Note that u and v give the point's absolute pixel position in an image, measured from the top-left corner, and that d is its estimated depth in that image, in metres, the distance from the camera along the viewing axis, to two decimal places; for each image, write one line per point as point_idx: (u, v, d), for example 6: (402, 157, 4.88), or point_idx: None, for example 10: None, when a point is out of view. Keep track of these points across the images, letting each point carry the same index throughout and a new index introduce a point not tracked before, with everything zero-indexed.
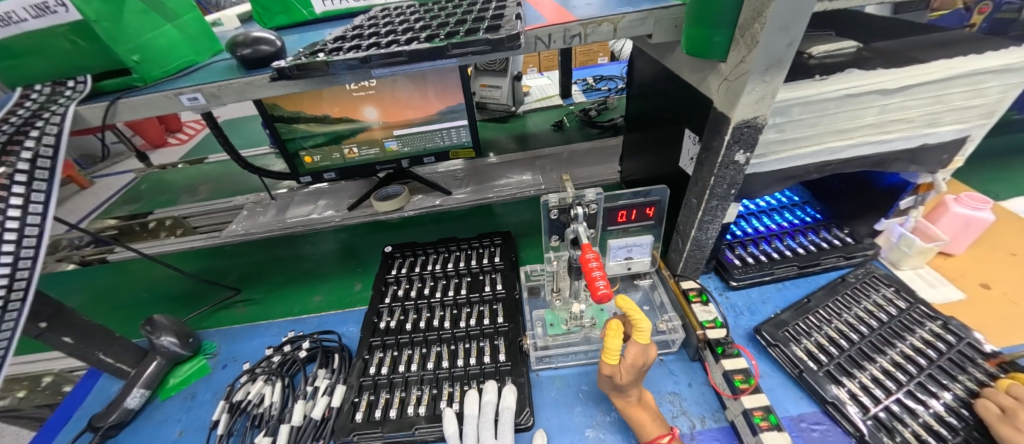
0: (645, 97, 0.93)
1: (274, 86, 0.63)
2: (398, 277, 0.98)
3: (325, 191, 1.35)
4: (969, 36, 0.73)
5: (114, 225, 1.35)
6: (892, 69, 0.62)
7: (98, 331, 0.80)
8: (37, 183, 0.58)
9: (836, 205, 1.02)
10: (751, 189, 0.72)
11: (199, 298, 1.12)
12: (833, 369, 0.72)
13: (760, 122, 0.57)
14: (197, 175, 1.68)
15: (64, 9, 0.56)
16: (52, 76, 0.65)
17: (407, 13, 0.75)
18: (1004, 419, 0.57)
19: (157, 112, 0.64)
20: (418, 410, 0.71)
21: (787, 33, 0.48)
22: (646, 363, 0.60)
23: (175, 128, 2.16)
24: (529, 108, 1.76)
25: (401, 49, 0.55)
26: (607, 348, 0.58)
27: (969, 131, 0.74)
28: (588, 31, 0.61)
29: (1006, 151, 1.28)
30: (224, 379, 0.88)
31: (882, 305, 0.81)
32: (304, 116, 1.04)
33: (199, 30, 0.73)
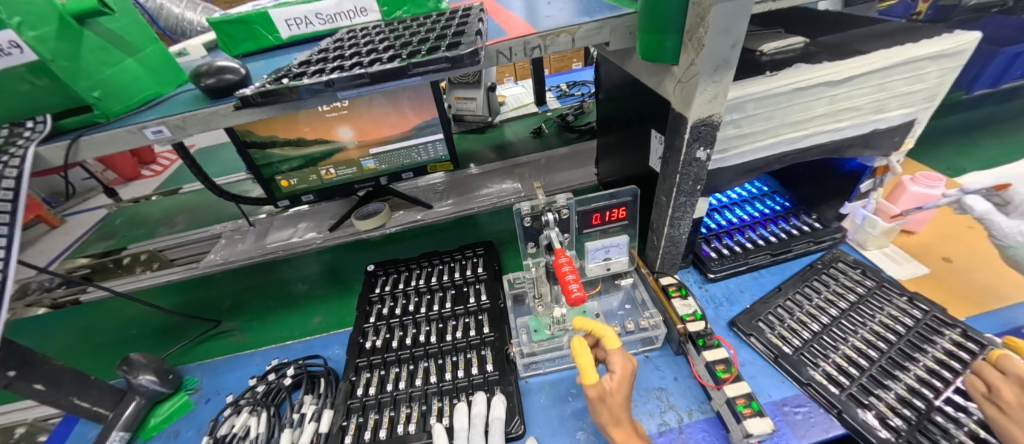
0: (613, 101, 0.96)
1: (239, 114, 0.63)
2: (382, 295, 0.98)
3: (305, 213, 1.34)
4: (907, 25, 0.78)
5: (86, 263, 1.31)
6: (836, 61, 0.66)
7: (70, 376, 0.77)
8: None
9: (803, 193, 1.06)
10: (718, 183, 0.75)
11: (179, 332, 1.09)
12: (807, 352, 0.74)
13: (715, 120, 0.59)
14: (173, 207, 1.64)
15: (19, 51, 0.55)
16: (9, 118, 0.64)
17: (373, 33, 0.76)
18: (990, 400, 0.56)
19: (122, 147, 0.63)
20: (408, 428, 0.71)
21: (730, 36, 0.50)
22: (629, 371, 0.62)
23: (149, 160, 2.12)
24: (506, 117, 1.79)
25: (364, 71, 0.56)
26: (585, 367, 0.58)
27: (916, 115, 0.78)
28: (547, 43, 0.63)
29: (959, 129, 1.35)
30: (207, 414, 0.85)
31: (849, 286, 0.85)
32: (280, 140, 1.04)
33: (161, 62, 0.72)
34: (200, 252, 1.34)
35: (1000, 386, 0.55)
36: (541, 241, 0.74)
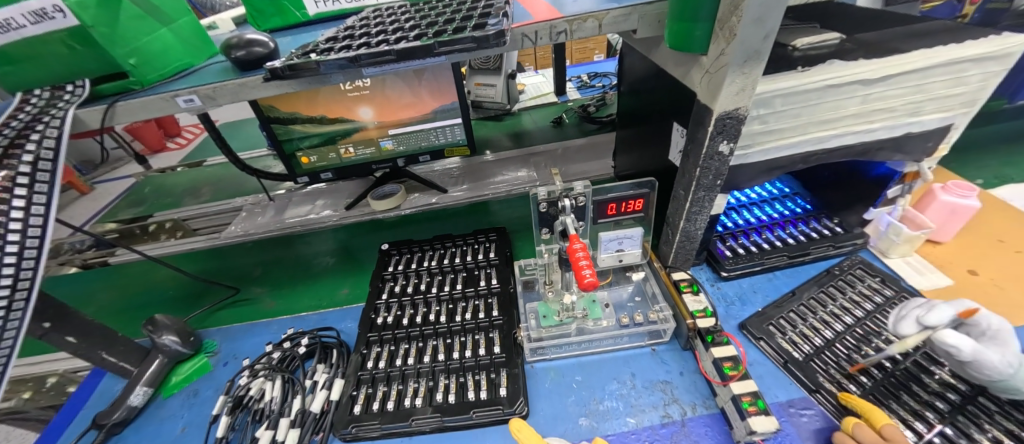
0: (636, 93, 0.94)
1: (267, 87, 0.64)
2: (395, 273, 1.00)
3: (323, 191, 1.37)
4: (952, 25, 0.75)
5: (114, 228, 1.36)
6: (873, 59, 0.63)
7: (100, 331, 0.82)
8: (38, 185, 0.60)
9: (825, 196, 1.03)
10: (738, 180, 0.74)
11: (199, 297, 1.14)
12: (818, 359, 0.73)
13: (741, 113, 0.58)
14: (197, 178, 1.69)
15: (62, 15, 0.57)
16: (52, 81, 0.67)
17: (399, 13, 0.76)
18: None
19: (155, 114, 0.65)
20: (415, 402, 0.73)
21: (764, 26, 0.49)
22: None
23: (174, 133, 2.18)
24: (525, 106, 1.78)
25: (389, 48, 0.56)
26: None
27: (953, 120, 0.75)
28: (573, 28, 0.62)
29: (997, 139, 1.29)
30: (225, 377, 0.89)
31: (867, 294, 0.83)
32: (301, 117, 1.06)
33: (192, 33, 0.74)
34: (221, 223, 1.38)
35: None
36: (555, 227, 0.74)
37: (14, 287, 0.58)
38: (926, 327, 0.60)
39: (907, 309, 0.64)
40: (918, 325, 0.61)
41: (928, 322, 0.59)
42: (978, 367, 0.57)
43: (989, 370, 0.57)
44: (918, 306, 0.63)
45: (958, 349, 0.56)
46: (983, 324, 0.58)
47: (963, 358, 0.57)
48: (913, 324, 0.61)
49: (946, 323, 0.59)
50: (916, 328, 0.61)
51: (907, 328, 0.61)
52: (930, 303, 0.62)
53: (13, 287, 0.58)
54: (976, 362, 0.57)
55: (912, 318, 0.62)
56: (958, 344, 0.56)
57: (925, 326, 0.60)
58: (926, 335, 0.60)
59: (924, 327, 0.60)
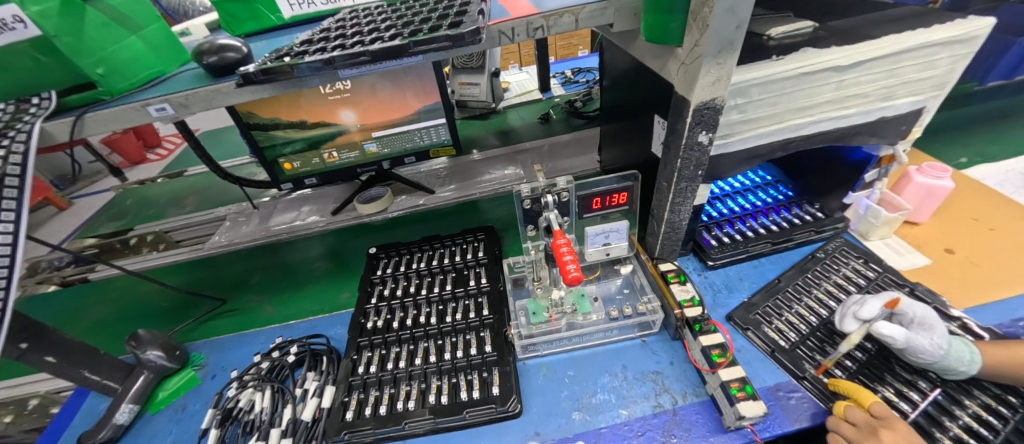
0: (618, 86, 0.95)
1: (241, 92, 0.63)
2: (384, 277, 0.99)
3: (308, 197, 1.35)
4: (920, 11, 0.76)
5: (94, 243, 1.33)
6: (844, 46, 0.65)
7: (80, 349, 0.79)
8: (6, 202, 0.59)
9: (806, 182, 1.05)
10: (720, 170, 0.74)
11: (184, 310, 1.12)
12: (804, 346, 0.75)
13: (718, 103, 0.59)
14: (179, 189, 1.65)
15: (23, 25, 0.55)
16: (15, 93, 0.64)
17: (376, 13, 0.76)
18: None
19: (126, 125, 0.64)
20: (408, 405, 0.72)
21: (735, 16, 0.50)
22: None
23: (154, 143, 2.12)
24: (510, 103, 1.77)
25: (364, 49, 0.56)
26: None
27: (925, 103, 0.77)
28: (550, 23, 0.62)
29: (969, 120, 1.32)
30: (213, 389, 0.88)
31: (851, 277, 0.85)
32: (283, 122, 1.04)
33: (165, 41, 0.72)
34: (204, 234, 1.35)
35: (855, 438, 0.57)
36: (541, 223, 0.74)
37: None
38: (864, 321, 0.66)
39: (846, 306, 0.70)
40: (857, 320, 0.67)
41: (863, 316, 0.65)
42: (913, 352, 0.64)
43: (923, 354, 0.63)
44: (854, 302, 0.69)
45: (893, 338, 0.63)
46: (910, 313, 0.66)
47: (898, 346, 0.64)
48: (853, 320, 0.67)
49: (878, 315, 0.65)
50: (856, 323, 0.67)
51: (849, 324, 0.67)
52: (862, 298, 0.69)
53: None
54: (910, 348, 0.63)
55: (851, 314, 0.68)
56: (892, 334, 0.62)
57: (862, 320, 0.66)
58: (866, 328, 0.66)
59: (862, 322, 0.66)
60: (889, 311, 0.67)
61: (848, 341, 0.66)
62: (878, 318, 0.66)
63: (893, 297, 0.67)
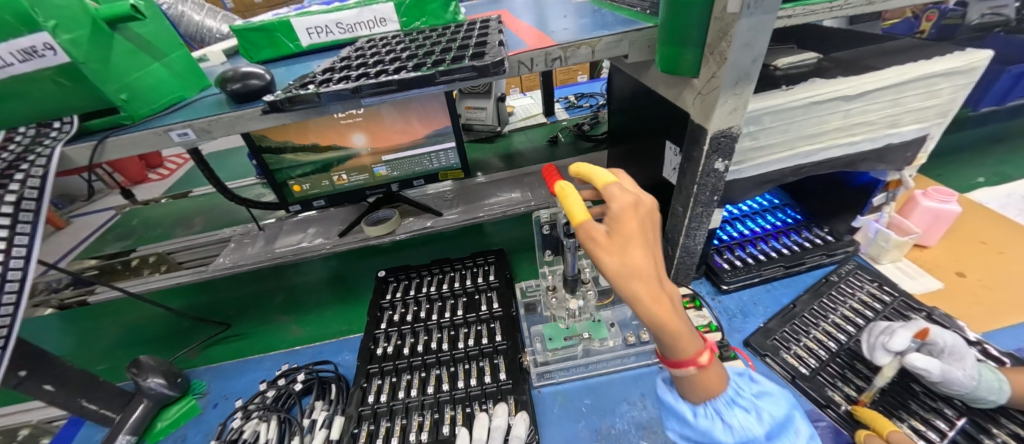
0: (626, 112, 0.97)
1: (264, 118, 0.64)
2: (393, 301, 0.97)
3: (314, 218, 1.35)
4: (916, 43, 0.79)
5: (94, 265, 1.31)
6: (851, 77, 0.67)
7: (81, 376, 0.77)
8: (21, 226, 0.58)
9: (813, 206, 1.06)
10: (733, 195, 0.75)
11: (188, 335, 1.09)
12: (824, 372, 0.73)
13: (735, 131, 0.60)
14: (183, 210, 1.64)
15: (53, 53, 0.56)
16: (35, 118, 0.64)
17: (393, 43, 0.78)
18: None
19: (146, 149, 0.64)
20: (420, 436, 0.70)
21: (752, 50, 0.51)
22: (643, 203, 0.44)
23: (156, 164, 2.13)
24: (514, 127, 1.80)
25: (390, 78, 0.57)
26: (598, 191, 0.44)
27: (929, 130, 0.79)
28: (568, 54, 0.64)
29: (969, 143, 1.35)
30: (216, 419, 0.85)
31: (866, 302, 0.84)
32: (292, 146, 1.05)
33: (186, 68, 0.73)
34: (208, 255, 1.34)
35: None
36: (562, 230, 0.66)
37: None
38: (895, 354, 0.66)
39: (874, 336, 0.71)
40: (887, 352, 0.67)
41: (894, 348, 0.65)
42: (947, 384, 0.62)
43: (956, 386, 0.62)
44: (882, 333, 0.70)
45: (928, 371, 0.62)
46: (940, 342, 0.66)
47: (934, 379, 0.63)
48: (884, 352, 0.67)
49: (910, 346, 0.65)
50: (888, 355, 0.67)
51: (880, 356, 0.67)
52: (892, 327, 0.69)
53: None
54: (946, 381, 0.62)
55: (881, 346, 0.68)
56: (926, 367, 0.62)
57: (893, 353, 0.66)
58: (899, 361, 0.66)
59: (893, 354, 0.67)
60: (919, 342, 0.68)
61: (883, 376, 0.67)
62: (909, 349, 0.66)
63: (923, 327, 0.67)
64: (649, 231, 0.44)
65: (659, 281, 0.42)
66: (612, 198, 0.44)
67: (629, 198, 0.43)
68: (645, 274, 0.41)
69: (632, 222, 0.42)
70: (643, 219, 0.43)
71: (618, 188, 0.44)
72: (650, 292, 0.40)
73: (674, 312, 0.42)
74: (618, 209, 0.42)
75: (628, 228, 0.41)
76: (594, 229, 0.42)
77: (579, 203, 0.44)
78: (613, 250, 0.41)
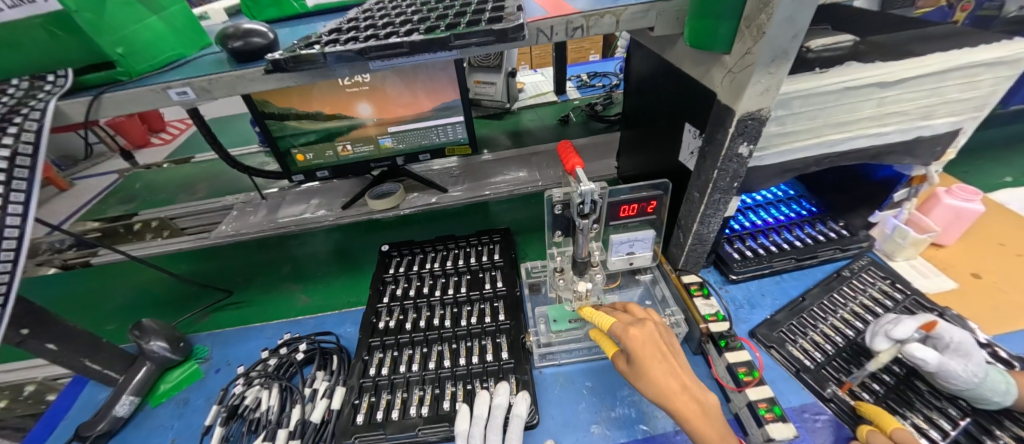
0: (643, 91, 0.93)
1: (268, 80, 0.61)
2: (396, 276, 0.96)
3: (317, 189, 1.33)
4: (959, 29, 0.75)
5: (97, 227, 1.31)
6: (890, 61, 0.63)
7: (83, 337, 0.77)
8: (16, 182, 0.56)
9: (830, 198, 1.03)
10: (752, 183, 0.72)
11: (190, 301, 1.09)
12: (830, 366, 0.73)
13: (764, 114, 0.57)
14: (186, 175, 1.62)
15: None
16: (30, 70, 0.62)
17: (403, 6, 0.74)
18: None
19: (144, 107, 0.61)
20: (421, 411, 0.70)
21: (793, 25, 0.47)
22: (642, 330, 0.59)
23: (158, 127, 2.10)
24: (524, 104, 1.75)
25: (401, 41, 0.53)
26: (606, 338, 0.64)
27: (963, 124, 0.75)
28: (590, 24, 0.60)
29: (995, 141, 1.30)
30: (218, 384, 0.85)
31: (877, 298, 0.82)
32: (294, 112, 1.01)
33: (185, 23, 0.69)
34: (211, 222, 1.33)
35: None
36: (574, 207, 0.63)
37: None
38: (895, 342, 0.64)
39: (878, 325, 0.68)
40: (888, 340, 0.65)
41: (896, 336, 0.63)
42: (945, 377, 0.62)
43: (955, 380, 0.61)
44: (888, 321, 0.67)
45: (924, 361, 0.61)
46: (946, 338, 0.64)
47: (929, 369, 0.62)
48: (884, 339, 0.65)
49: (911, 337, 0.63)
50: (888, 342, 0.65)
51: (878, 343, 0.65)
52: (898, 317, 0.67)
53: None
54: (943, 372, 0.61)
55: (883, 333, 0.66)
56: (925, 357, 0.61)
57: (894, 340, 0.64)
58: (898, 349, 0.64)
59: (893, 342, 0.65)
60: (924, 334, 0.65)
61: (876, 361, 0.66)
62: (911, 339, 0.64)
63: (930, 320, 0.64)
64: (662, 352, 0.58)
65: (685, 389, 0.55)
66: (620, 339, 0.59)
67: (633, 337, 0.58)
68: (670, 388, 0.55)
69: (643, 352, 0.57)
70: (651, 346, 0.58)
71: (621, 329, 0.60)
72: (678, 398, 0.54)
73: (700, 404, 0.54)
74: (630, 348, 0.58)
75: (640, 357, 0.57)
76: (621, 363, 0.61)
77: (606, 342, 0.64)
78: (638, 377, 0.57)
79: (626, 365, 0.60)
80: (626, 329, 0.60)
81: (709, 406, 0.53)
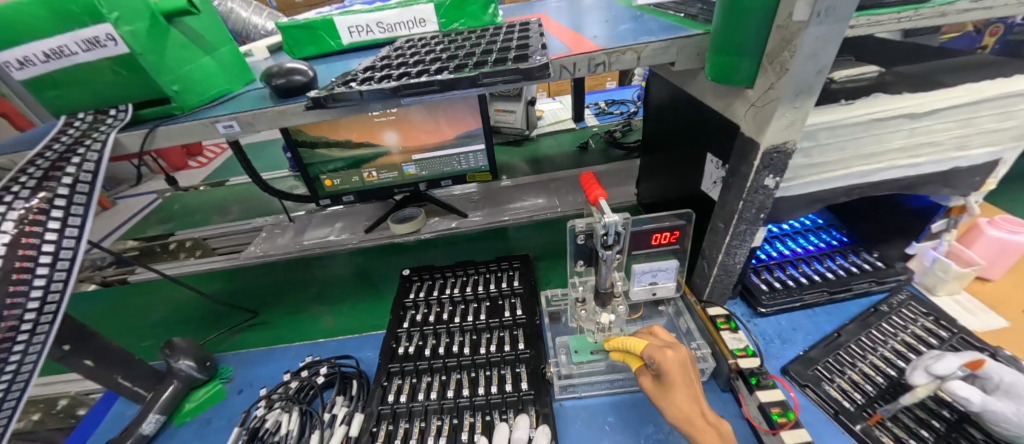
0: (663, 120, 0.94)
1: (306, 114, 0.64)
2: (416, 301, 0.97)
3: (342, 213, 1.38)
4: (991, 59, 0.73)
5: (135, 246, 1.38)
6: (919, 93, 0.62)
7: (119, 354, 0.80)
8: (74, 207, 0.60)
9: (862, 229, 1.00)
10: (779, 213, 0.71)
11: (217, 320, 1.12)
12: (872, 409, 0.68)
13: (789, 147, 0.56)
14: (220, 198, 1.71)
15: (113, 43, 0.58)
16: (94, 105, 0.68)
17: (432, 43, 0.78)
18: None
19: (193, 139, 0.66)
20: (438, 441, 0.69)
21: (817, 61, 0.48)
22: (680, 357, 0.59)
23: (196, 152, 2.23)
24: (542, 131, 1.79)
25: (432, 79, 0.56)
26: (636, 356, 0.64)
27: (1002, 155, 0.72)
28: (612, 60, 0.62)
29: None
30: (239, 406, 0.86)
31: (921, 336, 0.78)
32: (325, 141, 1.07)
33: (233, 62, 0.75)
34: (240, 243, 1.38)
35: None
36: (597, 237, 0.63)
37: (41, 311, 0.58)
38: (936, 377, 0.63)
39: (920, 360, 0.67)
40: (929, 375, 0.63)
41: (937, 371, 0.62)
42: (993, 420, 0.57)
43: (1006, 424, 0.56)
44: (929, 356, 0.66)
45: (967, 399, 0.58)
46: (995, 377, 0.60)
47: (972, 409, 0.58)
48: (924, 373, 0.64)
49: (955, 374, 0.62)
50: (928, 378, 0.64)
51: (918, 377, 0.64)
52: (940, 354, 0.65)
53: (40, 310, 0.57)
54: (989, 413, 0.57)
55: (923, 368, 0.64)
56: (966, 395, 0.58)
57: (935, 376, 0.63)
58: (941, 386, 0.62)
59: (934, 377, 0.63)
60: (970, 373, 0.63)
61: (913, 395, 0.64)
62: (955, 376, 0.62)
63: (977, 358, 0.62)
64: (691, 379, 0.59)
65: (707, 419, 0.56)
66: (654, 359, 0.59)
67: (668, 359, 0.58)
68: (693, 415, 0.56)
69: (675, 376, 0.58)
70: (681, 373, 0.58)
71: (653, 352, 0.59)
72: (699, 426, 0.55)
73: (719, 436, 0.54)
74: (661, 370, 0.58)
75: (669, 382, 0.58)
76: (648, 381, 0.62)
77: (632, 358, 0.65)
78: (662, 397, 0.59)
79: (652, 384, 0.61)
80: (662, 349, 0.60)
81: (730, 440, 0.55)
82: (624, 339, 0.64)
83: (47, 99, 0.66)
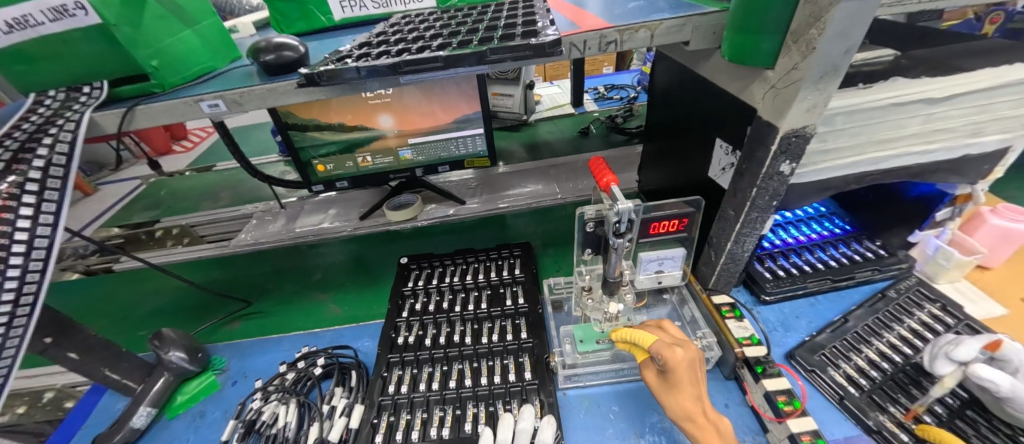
0: (669, 104, 0.91)
1: (298, 93, 0.60)
2: (415, 290, 0.95)
3: (335, 199, 1.34)
4: None
5: (119, 233, 1.33)
6: (938, 77, 0.60)
7: (104, 346, 0.77)
8: (48, 192, 0.56)
9: (866, 216, 0.99)
10: (789, 200, 0.70)
11: (208, 310, 1.08)
12: (876, 395, 0.68)
13: (809, 131, 0.54)
14: (207, 183, 1.65)
15: (84, 12, 0.53)
16: (65, 83, 0.63)
17: (430, 19, 0.74)
18: None
19: (177, 119, 0.61)
20: (442, 433, 0.67)
21: (845, 40, 0.46)
22: (687, 356, 0.57)
23: (180, 136, 2.14)
24: (540, 116, 1.75)
25: (436, 55, 0.53)
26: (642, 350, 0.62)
27: (1011, 142, 0.71)
28: (624, 38, 0.58)
29: None
30: (234, 398, 0.84)
31: (927, 323, 0.78)
32: (316, 124, 1.02)
33: (218, 37, 0.70)
34: (230, 231, 1.34)
35: None
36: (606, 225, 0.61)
37: (16, 303, 0.54)
38: (959, 363, 0.61)
39: (938, 346, 0.65)
40: (950, 361, 0.62)
41: (958, 357, 0.61)
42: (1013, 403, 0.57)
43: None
44: (947, 341, 0.64)
45: (993, 382, 0.56)
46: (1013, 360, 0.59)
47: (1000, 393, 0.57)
48: (946, 360, 0.62)
49: (976, 358, 0.60)
50: (951, 364, 0.62)
51: (942, 365, 0.63)
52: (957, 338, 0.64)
53: (15, 301, 0.54)
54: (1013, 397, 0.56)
55: (944, 354, 0.63)
56: (990, 377, 0.56)
57: (957, 362, 0.62)
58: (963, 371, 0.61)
59: (957, 363, 0.62)
60: (988, 355, 0.61)
61: (942, 386, 0.63)
62: (975, 361, 0.61)
63: (995, 339, 0.60)
64: (697, 378, 0.58)
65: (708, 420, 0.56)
66: (662, 357, 0.57)
67: (676, 358, 0.57)
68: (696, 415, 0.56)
69: (681, 376, 0.57)
70: (688, 372, 0.57)
71: (662, 348, 0.58)
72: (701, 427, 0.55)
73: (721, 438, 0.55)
74: (667, 368, 0.57)
75: (675, 379, 0.57)
76: (651, 374, 0.61)
77: (637, 350, 0.64)
78: (665, 393, 0.59)
79: (656, 377, 0.61)
80: (671, 347, 0.58)
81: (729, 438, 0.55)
82: (632, 330, 0.63)
83: (12, 76, 0.61)
